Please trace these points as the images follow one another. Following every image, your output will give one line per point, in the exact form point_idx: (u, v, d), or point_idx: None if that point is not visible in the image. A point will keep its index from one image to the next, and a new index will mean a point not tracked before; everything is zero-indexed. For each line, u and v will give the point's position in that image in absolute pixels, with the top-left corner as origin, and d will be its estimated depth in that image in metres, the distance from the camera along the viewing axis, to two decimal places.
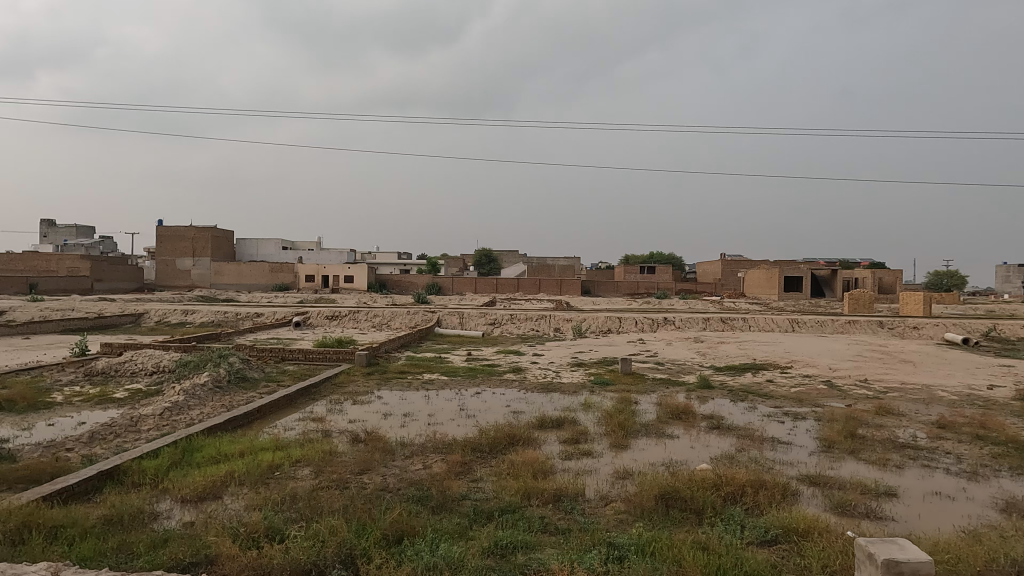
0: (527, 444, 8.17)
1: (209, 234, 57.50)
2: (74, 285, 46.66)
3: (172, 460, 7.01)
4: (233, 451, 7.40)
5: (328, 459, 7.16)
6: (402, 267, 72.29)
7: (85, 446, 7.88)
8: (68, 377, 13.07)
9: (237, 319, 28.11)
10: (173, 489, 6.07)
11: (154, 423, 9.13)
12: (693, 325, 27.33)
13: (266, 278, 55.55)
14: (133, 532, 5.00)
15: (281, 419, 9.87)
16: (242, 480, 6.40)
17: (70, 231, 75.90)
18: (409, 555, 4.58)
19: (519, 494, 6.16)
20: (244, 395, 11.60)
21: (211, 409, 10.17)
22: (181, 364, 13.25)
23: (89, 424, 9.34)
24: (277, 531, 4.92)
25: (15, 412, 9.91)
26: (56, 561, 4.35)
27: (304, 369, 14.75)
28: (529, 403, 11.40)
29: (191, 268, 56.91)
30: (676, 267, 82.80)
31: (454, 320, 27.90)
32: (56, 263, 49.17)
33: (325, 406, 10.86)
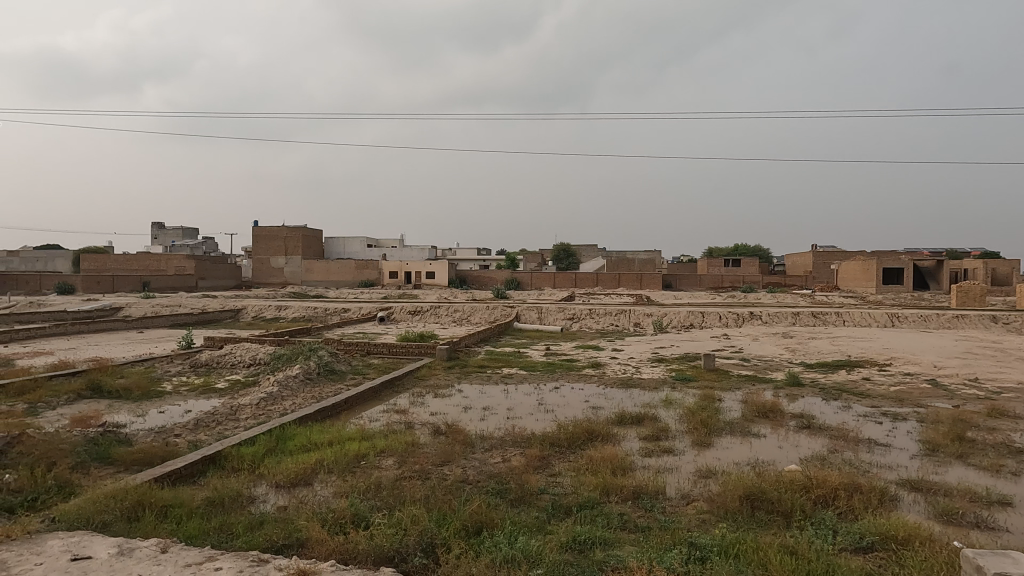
0: (606, 441, 8.09)
1: (300, 234, 60.52)
2: (180, 283, 50.32)
3: (267, 447, 7.44)
4: (322, 440, 7.75)
5: (411, 449, 7.37)
6: (482, 262, 73.35)
7: (191, 432, 8.50)
8: (176, 368, 14.15)
9: (326, 314, 29.41)
10: (268, 475, 6.44)
11: (251, 412, 9.70)
12: (781, 321, 26.18)
13: (352, 274, 57.72)
14: (233, 513, 5.34)
15: (366, 411, 10.24)
16: (331, 468, 6.70)
17: (177, 233, 82.08)
18: (488, 547, 4.65)
19: (597, 490, 6.12)
20: (332, 387, 12.14)
21: (302, 400, 10.69)
22: (276, 356, 14.03)
23: (194, 412, 10.06)
24: (363, 517, 5.12)
25: (132, 400, 10.83)
26: (165, 538, 4.71)
27: (388, 363, 15.26)
28: (608, 398, 11.31)
29: (284, 266, 60.11)
30: (762, 258, 79.80)
31: (533, 315, 28.06)
32: (165, 263, 53.29)
33: (408, 398, 11.18)
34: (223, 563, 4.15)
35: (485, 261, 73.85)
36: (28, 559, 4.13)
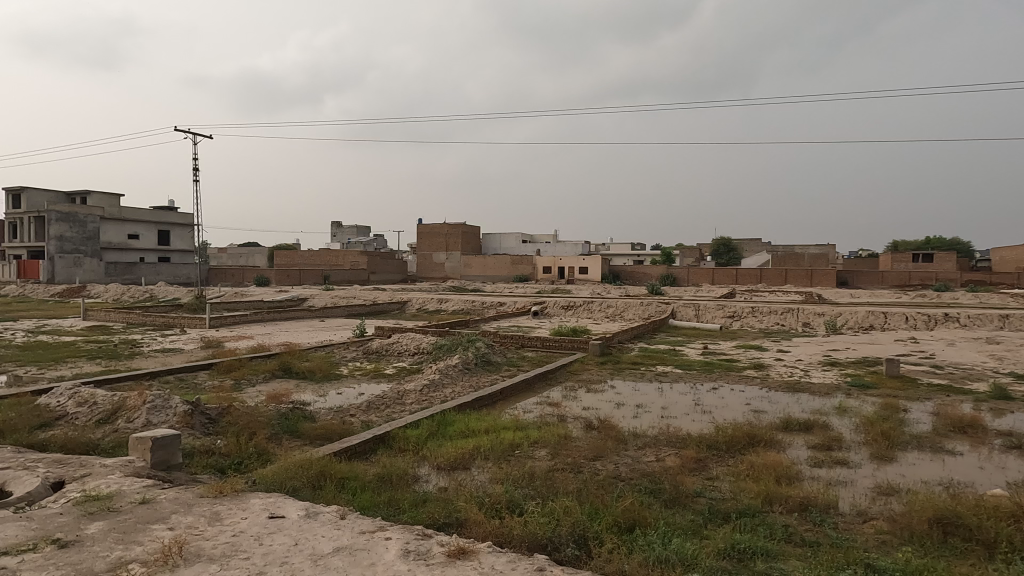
0: (770, 446, 7.60)
1: (461, 230, 63.53)
2: (355, 277, 55.18)
3: (430, 431, 7.92)
4: (480, 428, 8.10)
5: (563, 442, 7.44)
6: (636, 258, 72.09)
7: (364, 413, 9.29)
8: (352, 354, 15.54)
9: (483, 307, 30.63)
10: (430, 457, 6.86)
11: (415, 398, 10.39)
12: (985, 324, 22.85)
13: (508, 269, 59.47)
14: (400, 490, 5.76)
15: (521, 402, 10.52)
16: (487, 455, 6.98)
17: (353, 231, 89.93)
18: (641, 545, 4.58)
19: (759, 498, 5.78)
20: (489, 377, 12.63)
21: (461, 389, 11.24)
22: (438, 346, 14.89)
23: (366, 394, 10.98)
24: (517, 504, 5.27)
25: (315, 381, 12.08)
26: (343, 506, 5.20)
27: (542, 356, 15.55)
28: (772, 402, 10.60)
29: (445, 261, 63.50)
30: (961, 253, 70.14)
31: (690, 312, 27.09)
32: (343, 258, 58.68)
33: (561, 392, 11.32)
34: (392, 534, 4.49)
35: (640, 256, 72.46)
36: (236, 513, 4.77)
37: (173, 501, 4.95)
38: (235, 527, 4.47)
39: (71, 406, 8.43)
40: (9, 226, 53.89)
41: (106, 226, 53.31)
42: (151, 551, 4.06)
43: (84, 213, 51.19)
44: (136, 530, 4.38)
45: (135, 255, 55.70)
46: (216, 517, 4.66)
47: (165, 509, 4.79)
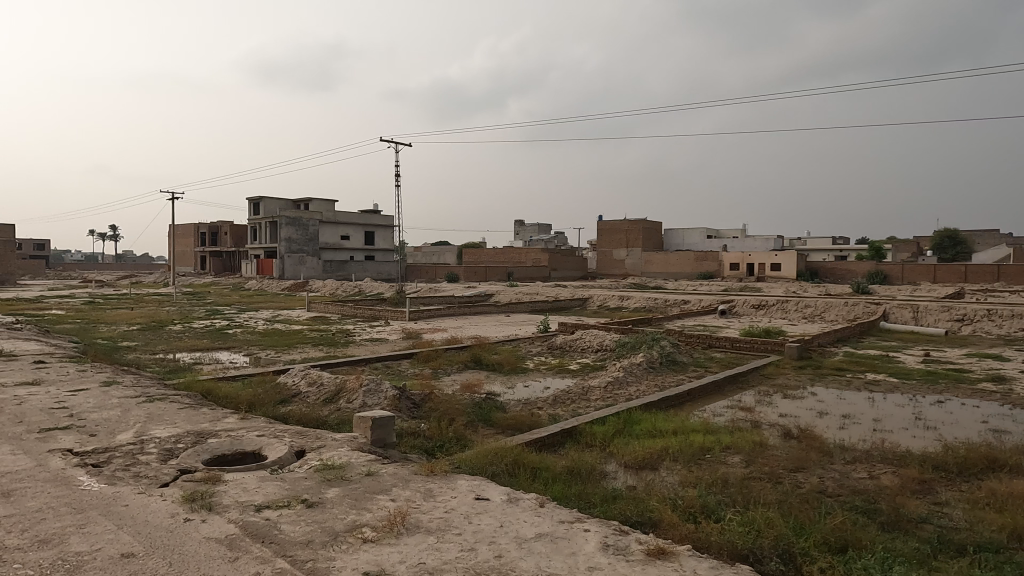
0: (1017, 473, 6.50)
1: (641, 226, 62.51)
2: (537, 274, 56.98)
3: (616, 429, 7.92)
4: (667, 429, 7.94)
5: (759, 450, 7.03)
6: (838, 253, 65.45)
7: (551, 406, 9.57)
8: (537, 348, 16.05)
9: (666, 305, 29.83)
10: (618, 455, 6.86)
11: (600, 394, 10.45)
12: None
13: (692, 266, 57.23)
14: (590, 484, 5.85)
15: (709, 405, 10.11)
16: (676, 457, 6.82)
17: (535, 229, 92.68)
18: (857, 568, 4.18)
19: (1005, 532, 4.97)
20: (674, 377, 12.29)
21: (646, 388, 11.09)
22: (621, 344, 14.83)
23: (552, 389, 11.28)
24: (713, 511, 5.09)
25: (503, 373, 12.68)
26: (539, 494, 5.41)
27: (731, 358, 14.78)
28: (1018, 422, 9.04)
29: (626, 258, 62.92)
30: None
31: (906, 314, 23.99)
32: (526, 255, 60.75)
33: (754, 396, 10.68)
34: (590, 527, 4.58)
35: (843, 252, 65.68)
36: (446, 491, 5.18)
37: (393, 475, 5.52)
38: (446, 504, 4.87)
39: (303, 386, 9.74)
40: (251, 230, 63.56)
41: (323, 228, 60.64)
42: (378, 518, 4.57)
43: (307, 218, 58.71)
44: (365, 498, 4.96)
45: (346, 254, 62.64)
46: (430, 493, 5.11)
47: (387, 482, 5.36)
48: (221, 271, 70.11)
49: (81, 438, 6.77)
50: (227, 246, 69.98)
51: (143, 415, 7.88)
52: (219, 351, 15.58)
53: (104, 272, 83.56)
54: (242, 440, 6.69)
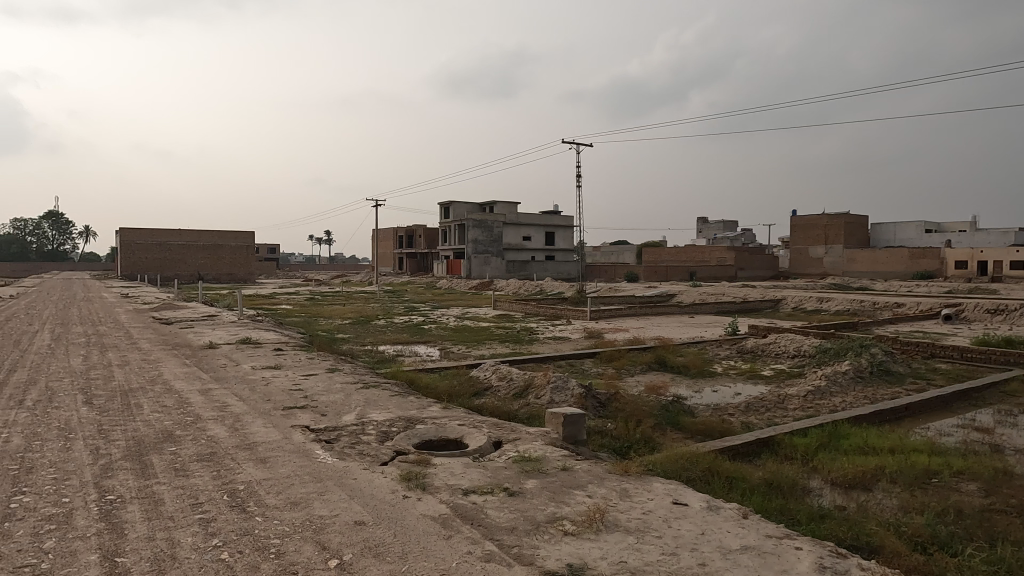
0: None
1: (843, 221, 56.69)
2: (721, 274, 54.84)
3: (820, 442, 7.31)
4: (882, 446, 7.14)
5: (1002, 479, 6.05)
6: None
7: (744, 413, 9.09)
8: (726, 352, 15.31)
9: (875, 308, 26.73)
10: (823, 470, 6.32)
11: (799, 404, 9.69)
12: None
13: (905, 264, 50.52)
14: (793, 500, 5.46)
15: (933, 422, 8.91)
16: (895, 478, 6.11)
17: (719, 226, 88.46)
18: None
19: None
20: (888, 389, 11.00)
21: (853, 399, 10.07)
22: (822, 351, 13.61)
23: (743, 395, 10.70)
24: (947, 544, 4.49)
25: (690, 376, 12.29)
26: (738, 504, 5.16)
27: (961, 370, 12.85)
28: None
29: (824, 256, 57.53)
30: None
31: None
32: (709, 254, 58.25)
33: (992, 416, 9.20)
34: (802, 544, 4.27)
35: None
36: (643, 492, 5.16)
37: (587, 472, 5.62)
38: (643, 505, 4.84)
39: (495, 379, 10.28)
40: (442, 233, 68.29)
41: (507, 230, 63.25)
42: (577, 513, 4.69)
43: (492, 220, 61.67)
44: (563, 492, 5.11)
45: (528, 255, 64.70)
46: (626, 493, 5.12)
47: (582, 478, 5.47)
48: (416, 271, 76.20)
49: (314, 417, 7.80)
50: (421, 248, 75.87)
51: (360, 399, 8.87)
52: (418, 345, 16.98)
53: (321, 272, 94.98)
54: (445, 428, 7.25)
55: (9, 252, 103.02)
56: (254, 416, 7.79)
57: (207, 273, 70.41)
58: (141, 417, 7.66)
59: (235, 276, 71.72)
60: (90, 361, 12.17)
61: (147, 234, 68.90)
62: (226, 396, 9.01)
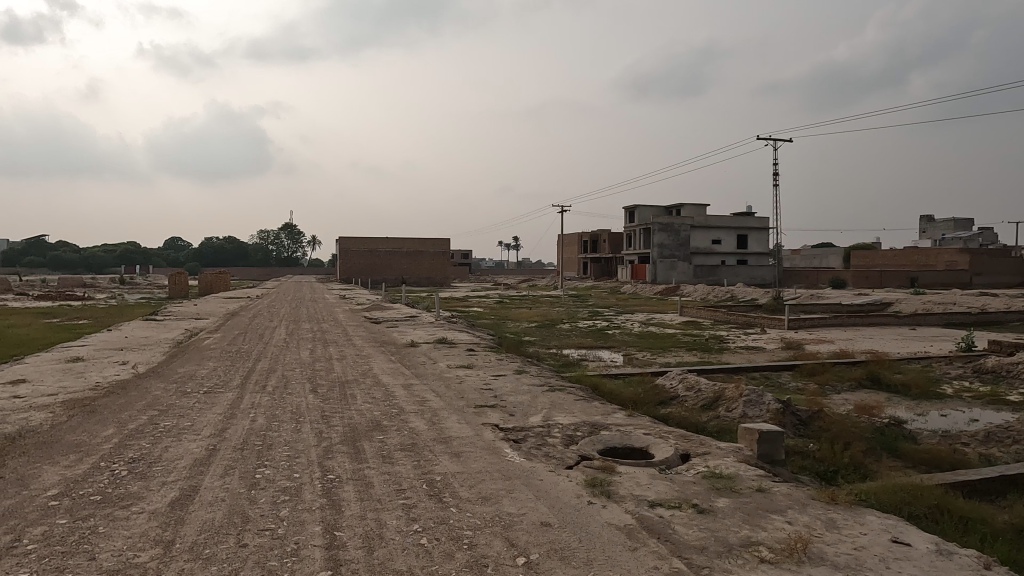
0: None
1: None
2: (952, 279, 47.33)
3: None
4: None
5: None
6: None
7: (982, 444, 7.77)
8: (957, 371, 13.23)
9: None
10: None
11: None
12: None
13: None
14: None
15: None
16: None
17: (948, 226, 76.98)
18: None
19: None
20: None
21: None
22: None
23: (981, 422, 9.15)
24: None
25: (910, 397, 10.79)
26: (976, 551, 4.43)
27: None
28: None
29: None
30: None
31: None
32: (936, 258, 51.11)
33: None
34: None
35: None
36: (853, 525, 4.63)
37: (787, 496, 5.19)
38: (856, 540, 4.34)
39: (681, 389, 9.90)
40: (627, 238, 67.71)
41: (694, 233, 60.97)
42: (776, 540, 4.34)
43: (678, 223, 59.92)
44: (759, 516, 4.76)
45: (718, 259, 61.55)
46: (834, 524, 4.63)
47: (781, 502, 5.05)
48: (600, 275, 76.27)
49: (504, 416, 8.15)
50: (606, 253, 75.83)
51: (546, 401, 9.08)
52: (603, 350, 16.97)
53: (510, 276, 98.99)
54: (630, 436, 7.15)
55: (257, 258, 121.56)
56: (450, 412, 8.34)
57: (409, 277, 76.86)
58: (354, 406, 8.59)
59: (433, 279, 77.30)
60: (315, 354, 13.94)
61: (361, 243, 78.30)
62: (425, 392, 9.76)
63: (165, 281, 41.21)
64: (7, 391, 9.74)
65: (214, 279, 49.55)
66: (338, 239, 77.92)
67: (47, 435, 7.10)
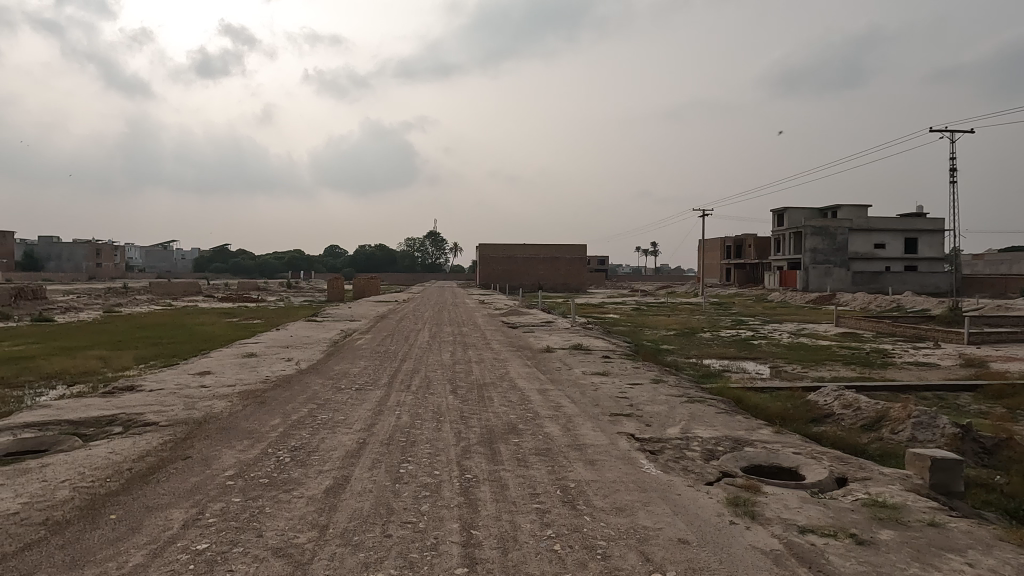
0: None
1: None
2: None
3: None
4: None
5: None
6: None
7: None
8: None
9: None
10: None
11: None
12: None
13: None
14: None
15: None
16: None
17: None
18: None
19: None
20: None
21: None
22: None
23: None
24: None
25: None
26: None
27: None
28: None
29: None
30: None
31: None
32: None
33: None
34: None
35: None
36: None
37: (967, 535, 4.58)
38: None
39: (837, 407, 9.09)
40: (775, 242, 63.71)
41: (854, 237, 56.02)
42: None
43: (834, 227, 55.38)
44: (931, 553, 4.25)
45: (882, 265, 55.94)
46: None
47: (960, 541, 4.47)
48: (745, 282, 72.32)
49: (640, 426, 7.95)
50: (751, 258, 71.80)
51: (685, 413, 8.75)
52: (747, 361, 16.06)
53: (648, 283, 96.65)
54: (777, 455, 6.70)
55: (404, 264, 129.07)
56: (584, 418, 8.31)
57: (546, 283, 77.73)
58: (491, 409, 8.81)
59: (570, 285, 77.45)
60: (455, 357, 14.50)
61: (500, 249, 80.48)
62: (560, 398, 9.80)
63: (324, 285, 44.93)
64: (196, 381, 11.12)
65: (366, 284, 53.38)
66: (478, 246, 80.61)
67: (227, 421, 8.02)
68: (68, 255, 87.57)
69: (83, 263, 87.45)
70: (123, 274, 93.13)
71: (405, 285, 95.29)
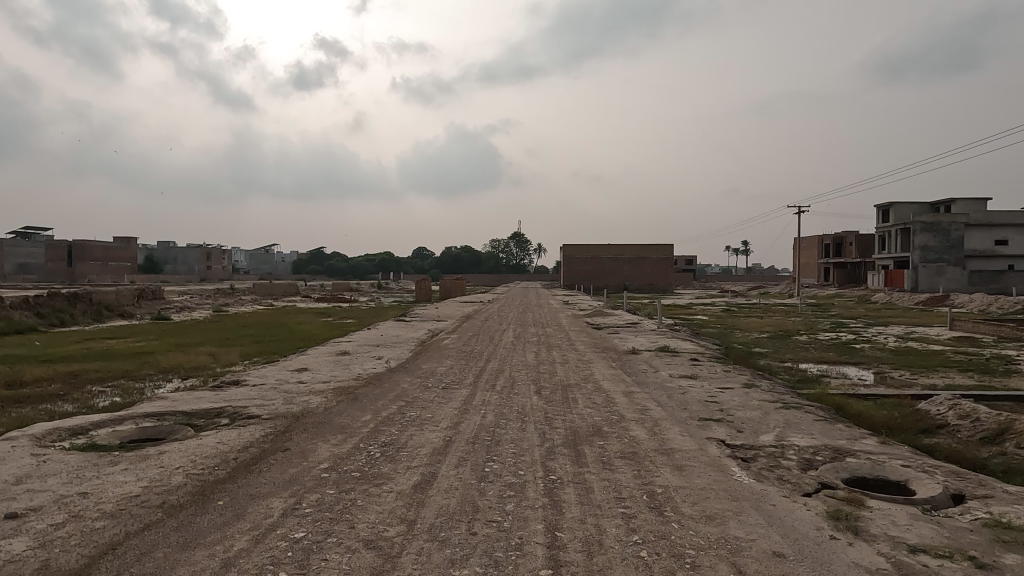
0: None
1: None
2: None
3: None
4: None
5: None
6: None
7: None
8: None
9: None
10: None
11: None
12: None
13: None
14: None
15: None
16: None
17: None
18: None
19: None
20: None
21: None
22: None
23: None
24: None
25: None
26: None
27: None
28: None
29: None
30: None
31: None
32: None
33: None
34: None
35: None
36: None
37: None
38: None
39: (952, 417, 8.39)
40: (879, 239, 59.73)
41: (971, 232, 51.58)
42: None
43: (947, 222, 51.25)
44: None
45: (1004, 262, 51.20)
46: None
47: None
48: (846, 283, 68.16)
49: (731, 432, 7.66)
50: (853, 257, 67.68)
51: (780, 420, 8.34)
52: (849, 366, 15.13)
53: (738, 283, 92.88)
54: (884, 466, 6.27)
55: (490, 266, 131.00)
56: (672, 423, 8.10)
57: (631, 283, 76.53)
58: (575, 411, 8.75)
59: (656, 286, 75.82)
60: (540, 358, 14.50)
61: (584, 250, 79.96)
62: (647, 400, 9.61)
63: (412, 285, 46.16)
64: (294, 377, 11.75)
65: (452, 286, 54.56)
66: (562, 247, 80.43)
67: (323, 415, 8.42)
68: (183, 259, 95.17)
69: (197, 265, 94.62)
70: (231, 276, 99.80)
71: (490, 286, 96.42)
